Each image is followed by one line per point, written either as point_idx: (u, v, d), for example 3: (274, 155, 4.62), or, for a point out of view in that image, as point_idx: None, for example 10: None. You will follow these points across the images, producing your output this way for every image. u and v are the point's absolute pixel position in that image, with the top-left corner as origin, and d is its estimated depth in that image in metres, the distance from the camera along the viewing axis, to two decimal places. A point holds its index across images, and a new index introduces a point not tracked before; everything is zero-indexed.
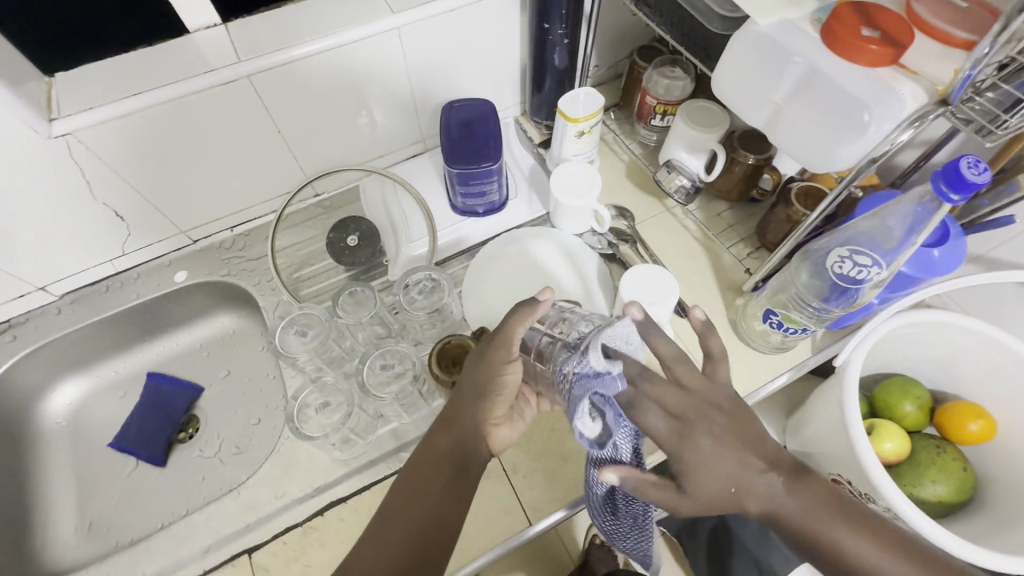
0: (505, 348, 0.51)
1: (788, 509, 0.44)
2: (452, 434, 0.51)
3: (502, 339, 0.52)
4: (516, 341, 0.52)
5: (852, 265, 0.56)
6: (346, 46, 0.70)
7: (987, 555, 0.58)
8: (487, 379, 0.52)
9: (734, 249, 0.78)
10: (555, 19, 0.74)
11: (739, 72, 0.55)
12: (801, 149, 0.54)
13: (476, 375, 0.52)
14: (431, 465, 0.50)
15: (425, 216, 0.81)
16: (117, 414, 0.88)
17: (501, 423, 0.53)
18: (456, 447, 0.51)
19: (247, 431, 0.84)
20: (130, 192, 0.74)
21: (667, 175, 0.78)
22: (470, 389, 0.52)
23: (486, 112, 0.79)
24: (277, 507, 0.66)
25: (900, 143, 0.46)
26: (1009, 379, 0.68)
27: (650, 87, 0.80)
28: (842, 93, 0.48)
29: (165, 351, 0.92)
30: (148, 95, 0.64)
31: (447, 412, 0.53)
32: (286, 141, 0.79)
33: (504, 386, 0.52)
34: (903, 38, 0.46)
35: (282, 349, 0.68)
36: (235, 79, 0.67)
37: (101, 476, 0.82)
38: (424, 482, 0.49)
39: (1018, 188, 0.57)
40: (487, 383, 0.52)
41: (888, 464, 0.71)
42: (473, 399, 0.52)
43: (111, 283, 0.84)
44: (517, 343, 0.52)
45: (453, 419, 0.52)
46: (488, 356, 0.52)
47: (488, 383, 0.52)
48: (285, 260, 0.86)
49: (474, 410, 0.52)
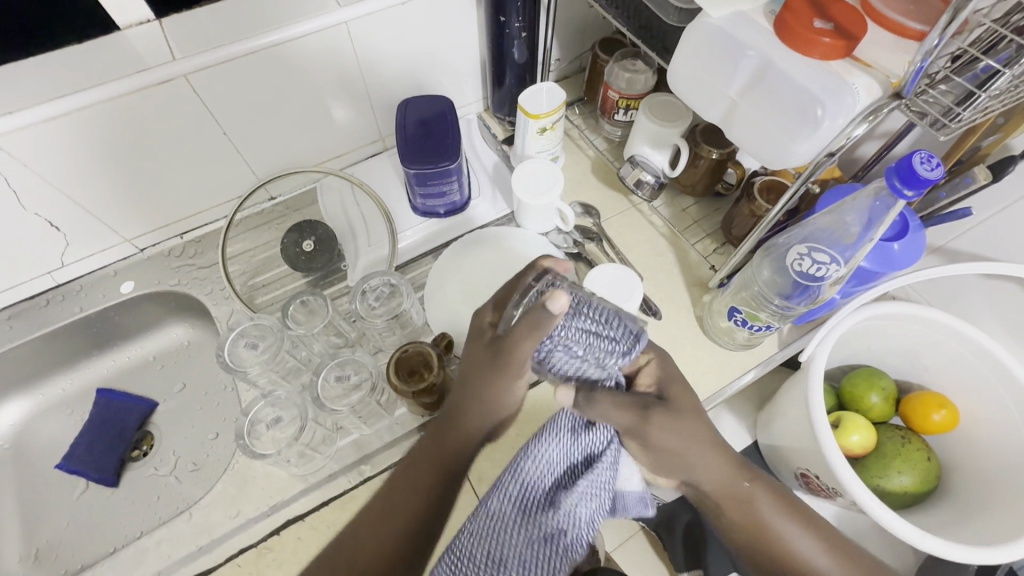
0: (512, 366, 0.46)
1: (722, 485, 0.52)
2: (465, 431, 0.51)
3: (510, 355, 0.46)
4: (524, 360, 0.45)
5: (811, 262, 0.56)
6: (291, 43, 0.67)
7: (947, 546, 0.58)
8: (488, 387, 0.48)
9: (700, 245, 0.78)
10: (512, 12, 0.72)
11: (693, 66, 0.54)
12: (758, 145, 0.52)
13: (481, 383, 0.49)
14: (429, 460, 0.52)
15: (384, 218, 0.78)
16: (66, 433, 0.84)
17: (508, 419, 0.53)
18: (461, 444, 0.52)
19: (205, 446, 0.80)
20: (65, 200, 0.69)
21: (632, 170, 0.77)
22: (473, 392, 0.50)
23: (444, 110, 0.76)
24: (232, 527, 0.63)
25: (856, 137, 0.44)
26: (970, 368, 0.69)
27: (612, 81, 0.78)
28: (795, 87, 0.47)
29: (116, 365, 0.88)
30: (74, 97, 0.60)
31: (452, 405, 0.52)
32: (233, 143, 0.75)
33: (510, 393, 0.49)
34: (856, 29, 0.45)
35: (232, 362, 0.65)
36: (171, 78, 0.63)
37: (48, 500, 0.78)
38: (415, 478, 0.52)
39: (974, 180, 0.56)
40: (492, 392, 0.49)
41: (854, 457, 0.71)
42: (479, 400, 0.50)
43: (52, 296, 0.79)
44: (526, 360, 0.46)
45: (461, 415, 0.51)
46: (490, 363, 0.47)
47: (494, 391, 0.49)
48: (238, 268, 0.83)
49: (479, 412, 0.50)
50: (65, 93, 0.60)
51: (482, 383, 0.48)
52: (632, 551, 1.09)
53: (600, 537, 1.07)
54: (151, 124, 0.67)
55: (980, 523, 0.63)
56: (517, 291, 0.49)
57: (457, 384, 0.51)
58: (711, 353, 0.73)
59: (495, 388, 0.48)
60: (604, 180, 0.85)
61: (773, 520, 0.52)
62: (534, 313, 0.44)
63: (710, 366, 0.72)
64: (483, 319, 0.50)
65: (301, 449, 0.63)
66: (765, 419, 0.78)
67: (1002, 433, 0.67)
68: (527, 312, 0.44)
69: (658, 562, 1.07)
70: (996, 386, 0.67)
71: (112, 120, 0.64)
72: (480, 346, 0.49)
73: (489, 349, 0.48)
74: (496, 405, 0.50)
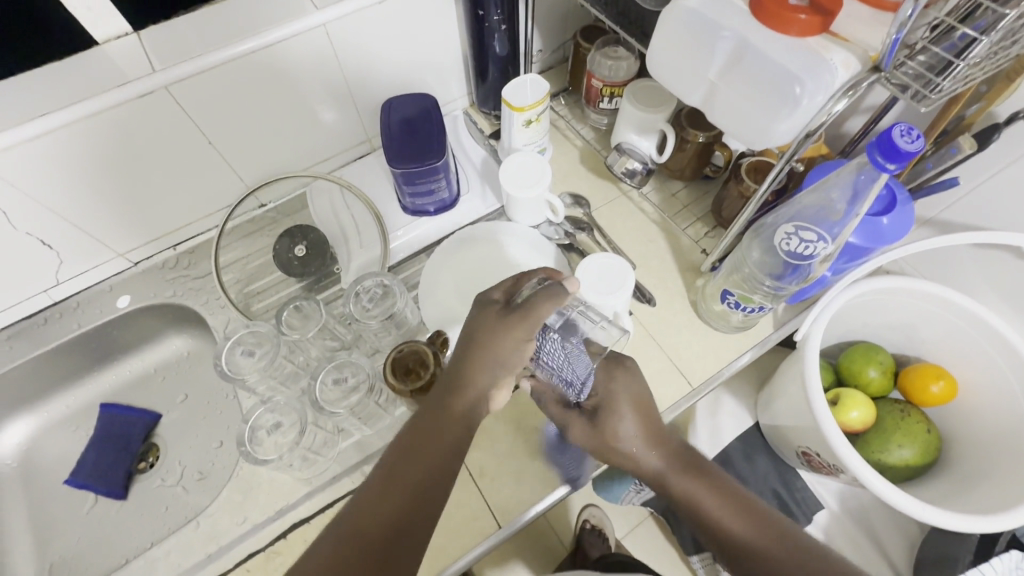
0: (531, 325, 0.48)
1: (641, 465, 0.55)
2: (466, 391, 0.48)
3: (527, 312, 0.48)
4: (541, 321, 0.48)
5: (799, 241, 0.56)
6: (269, 49, 0.67)
7: (950, 516, 0.58)
8: (496, 347, 0.48)
9: (691, 231, 0.78)
10: (490, 5, 0.71)
11: (671, 50, 0.54)
12: (740, 126, 0.52)
13: (492, 347, 0.48)
14: (437, 429, 0.48)
15: (374, 220, 0.78)
16: (72, 449, 0.85)
17: (507, 385, 0.51)
18: (467, 411, 0.49)
19: (210, 455, 0.81)
20: (55, 218, 0.70)
21: (619, 158, 0.77)
22: (477, 353, 0.48)
23: (428, 107, 0.76)
24: (239, 533, 0.64)
25: (836, 113, 0.45)
26: (967, 339, 0.69)
27: (594, 69, 0.78)
28: (773, 66, 0.46)
29: (118, 379, 0.88)
30: (56, 116, 0.60)
31: (451, 374, 0.50)
32: (220, 152, 0.75)
33: (518, 361, 0.49)
34: (831, 4, 0.45)
35: (230, 371, 0.66)
36: (153, 89, 0.63)
37: (58, 516, 0.79)
38: (415, 450, 0.48)
39: (959, 150, 0.56)
40: (503, 357, 0.48)
41: (854, 432, 0.71)
42: (485, 366, 0.48)
43: (49, 314, 0.80)
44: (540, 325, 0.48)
45: (463, 375, 0.49)
46: (504, 318, 0.48)
47: (507, 353, 0.48)
48: (232, 276, 0.83)
49: (483, 373, 0.48)
50: (47, 112, 0.59)
51: (490, 344, 0.48)
52: (642, 536, 1.10)
53: (609, 524, 1.08)
54: (136, 138, 0.67)
55: (980, 492, 0.63)
56: (522, 279, 0.53)
57: (461, 348, 0.49)
58: (705, 337, 0.73)
59: (502, 349, 0.48)
60: (592, 169, 0.85)
61: (689, 488, 0.53)
62: (550, 286, 0.50)
63: (706, 350, 0.72)
64: (491, 295, 0.52)
65: (304, 453, 0.64)
66: (764, 399, 0.78)
67: (1001, 402, 0.67)
68: (545, 286, 0.50)
69: (668, 546, 1.08)
70: (993, 355, 0.67)
71: (98, 136, 0.64)
72: (492, 314, 0.49)
73: (505, 315, 0.49)
74: (501, 368, 0.49)
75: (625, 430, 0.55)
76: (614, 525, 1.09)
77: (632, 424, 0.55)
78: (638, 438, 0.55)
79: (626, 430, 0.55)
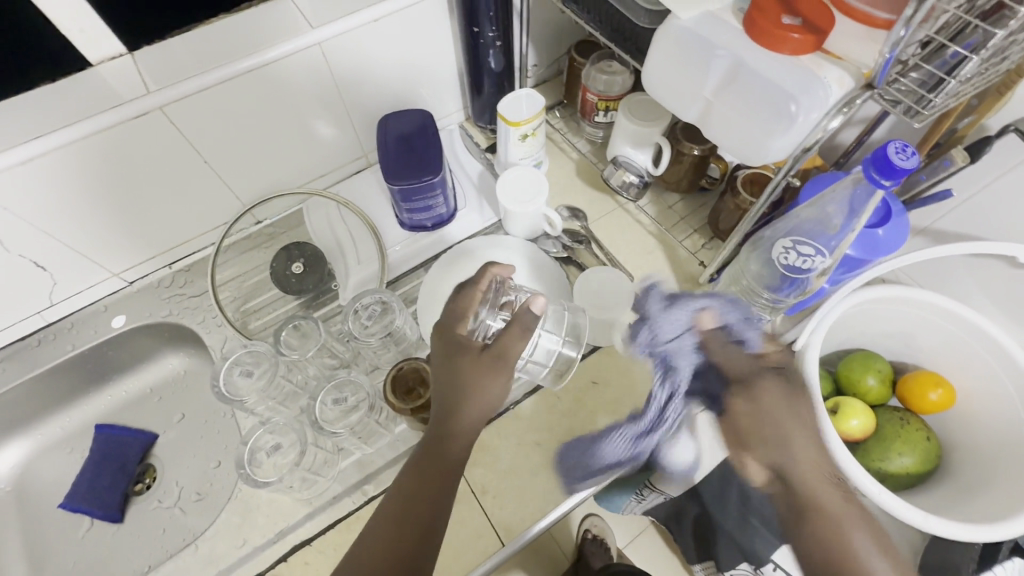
0: (508, 364, 0.52)
1: (791, 467, 0.59)
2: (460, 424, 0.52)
3: (499, 352, 0.52)
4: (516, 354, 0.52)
5: (797, 255, 0.56)
6: (268, 67, 0.67)
7: (953, 526, 0.58)
8: (479, 384, 0.51)
9: (688, 242, 0.78)
10: (485, 22, 0.72)
11: (667, 67, 0.54)
12: (736, 141, 0.53)
13: (476, 390, 0.51)
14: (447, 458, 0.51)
15: (372, 236, 0.78)
16: (67, 472, 0.84)
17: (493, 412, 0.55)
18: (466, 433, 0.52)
19: (208, 475, 0.80)
20: (50, 239, 0.69)
21: (615, 171, 0.78)
22: (464, 392, 0.51)
23: (425, 123, 0.76)
24: (239, 557, 0.63)
25: (832, 130, 0.44)
26: (964, 346, 0.69)
27: (589, 83, 0.78)
28: (767, 83, 0.47)
29: (113, 399, 0.88)
30: (49, 137, 0.59)
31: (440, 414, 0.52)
32: (215, 170, 0.75)
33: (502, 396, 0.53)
34: (823, 22, 0.46)
35: (229, 393, 0.65)
36: (147, 111, 0.63)
37: (53, 540, 0.78)
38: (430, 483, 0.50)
39: (953, 163, 0.57)
40: (489, 395, 0.52)
41: (854, 441, 0.71)
42: (475, 406, 0.51)
43: (43, 335, 0.79)
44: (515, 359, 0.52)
45: (451, 417, 0.51)
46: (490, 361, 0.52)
47: (494, 393, 0.52)
48: (228, 295, 0.83)
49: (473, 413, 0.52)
50: (45, 131, 0.59)
51: (477, 385, 0.51)
52: (644, 546, 1.09)
53: (611, 535, 1.07)
54: (131, 158, 0.67)
55: (982, 498, 0.64)
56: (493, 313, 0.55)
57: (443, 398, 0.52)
58: None
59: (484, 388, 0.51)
60: (589, 181, 0.85)
61: (834, 504, 0.57)
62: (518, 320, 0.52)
63: None
64: (461, 334, 0.53)
65: (304, 473, 0.63)
66: None
67: (999, 410, 0.67)
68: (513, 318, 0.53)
69: (670, 555, 1.07)
70: (991, 363, 0.67)
71: (94, 157, 0.64)
72: (467, 357, 0.52)
73: (482, 358, 0.52)
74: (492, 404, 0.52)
75: (790, 447, 0.59)
76: (616, 535, 1.08)
77: (796, 444, 0.60)
78: (807, 453, 0.60)
79: (792, 449, 0.59)
